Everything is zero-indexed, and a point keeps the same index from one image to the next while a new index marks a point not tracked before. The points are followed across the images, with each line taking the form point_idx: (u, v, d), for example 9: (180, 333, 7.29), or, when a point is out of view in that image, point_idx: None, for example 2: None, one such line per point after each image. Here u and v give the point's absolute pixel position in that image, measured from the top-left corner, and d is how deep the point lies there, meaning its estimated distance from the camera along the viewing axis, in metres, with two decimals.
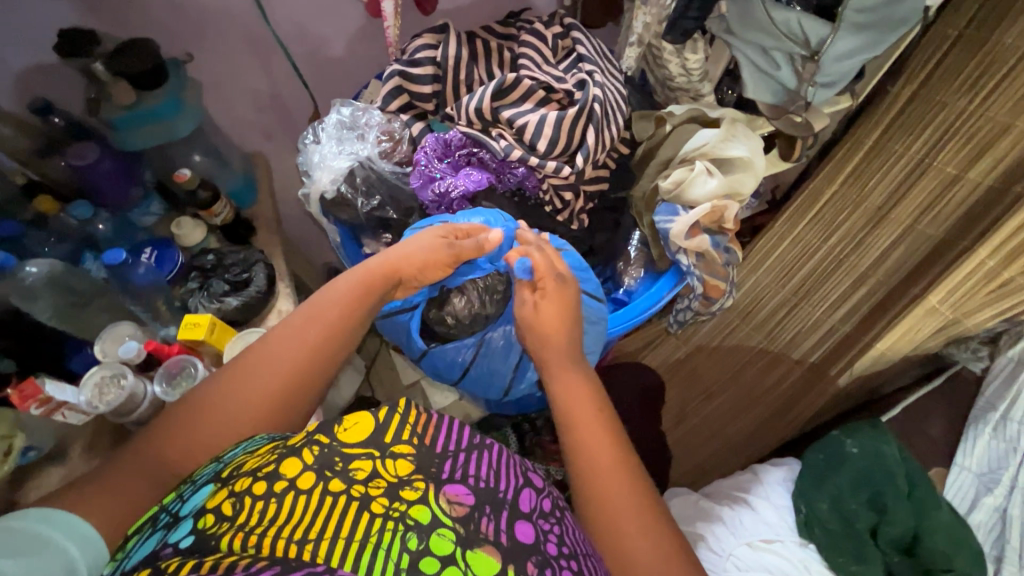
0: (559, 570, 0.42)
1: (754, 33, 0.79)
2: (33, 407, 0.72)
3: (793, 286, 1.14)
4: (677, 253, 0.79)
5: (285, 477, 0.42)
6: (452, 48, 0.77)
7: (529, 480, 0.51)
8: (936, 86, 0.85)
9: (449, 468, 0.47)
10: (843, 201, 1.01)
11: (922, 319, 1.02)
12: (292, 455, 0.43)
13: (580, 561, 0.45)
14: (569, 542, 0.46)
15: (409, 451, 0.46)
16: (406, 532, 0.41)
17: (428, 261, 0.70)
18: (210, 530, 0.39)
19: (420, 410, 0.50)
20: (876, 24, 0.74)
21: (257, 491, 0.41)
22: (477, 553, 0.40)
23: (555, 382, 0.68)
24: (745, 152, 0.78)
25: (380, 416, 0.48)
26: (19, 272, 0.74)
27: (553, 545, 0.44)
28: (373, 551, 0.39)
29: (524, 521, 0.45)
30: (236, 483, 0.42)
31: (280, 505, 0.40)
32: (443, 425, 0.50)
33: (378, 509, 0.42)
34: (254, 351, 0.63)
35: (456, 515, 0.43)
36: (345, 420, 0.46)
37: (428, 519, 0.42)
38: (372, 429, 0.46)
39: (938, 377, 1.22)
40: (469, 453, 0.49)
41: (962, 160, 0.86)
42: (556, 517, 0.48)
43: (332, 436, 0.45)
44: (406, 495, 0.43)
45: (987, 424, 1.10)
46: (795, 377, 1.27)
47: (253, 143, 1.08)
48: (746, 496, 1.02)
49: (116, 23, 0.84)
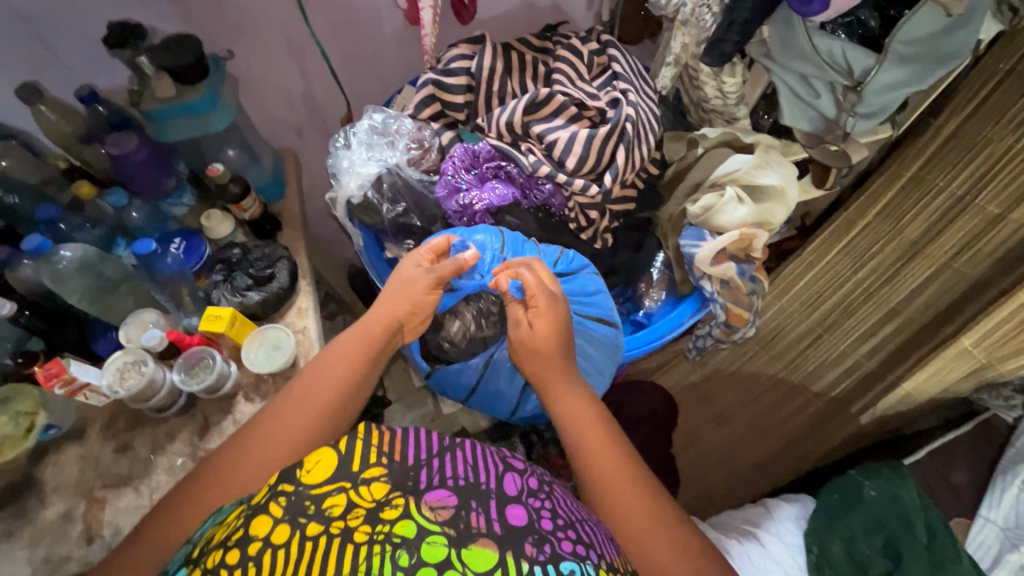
0: (557, 543, 0.40)
1: (795, 60, 0.77)
2: (58, 386, 0.75)
3: (817, 317, 1.11)
4: (700, 279, 0.78)
5: (257, 538, 0.38)
6: (488, 60, 0.77)
7: (510, 463, 0.47)
8: (980, 124, 0.84)
9: (426, 478, 0.43)
10: (874, 234, 0.99)
11: (950, 363, 0.96)
12: (260, 513, 0.40)
13: (578, 529, 0.43)
14: (564, 513, 0.44)
15: (382, 472, 0.42)
16: (395, 551, 0.37)
17: (411, 292, 0.69)
18: None
19: (381, 428, 0.46)
20: (923, 57, 0.73)
21: (230, 561, 0.37)
22: (472, 548, 0.38)
23: (555, 402, 0.66)
24: (778, 181, 0.76)
25: (341, 447, 0.44)
26: (54, 256, 0.76)
27: (548, 521, 0.41)
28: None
29: (514, 504, 0.42)
30: (209, 558, 0.39)
31: (259, 568, 0.37)
32: (409, 437, 0.46)
33: (362, 537, 0.38)
34: (258, 422, 0.62)
35: (442, 519, 0.39)
36: (307, 462, 0.43)
37: (415, 532, 0.38)
38: (336, 464, 0.42)
39: (966, 424, 1.17)
40: (443, 455, 0.45)
41: (1005, 200, 0.83)
42: (544, 492, 0.45)
43: (296, 482, 0.42)
44: (387, 515, 0.39)
45: (1015, 475, 1.06)
46: (813, 410, 1.23)
47: (284, 139, 1.10)
48: (755, 530, 0.99)
49: (163, 17, 0.86)
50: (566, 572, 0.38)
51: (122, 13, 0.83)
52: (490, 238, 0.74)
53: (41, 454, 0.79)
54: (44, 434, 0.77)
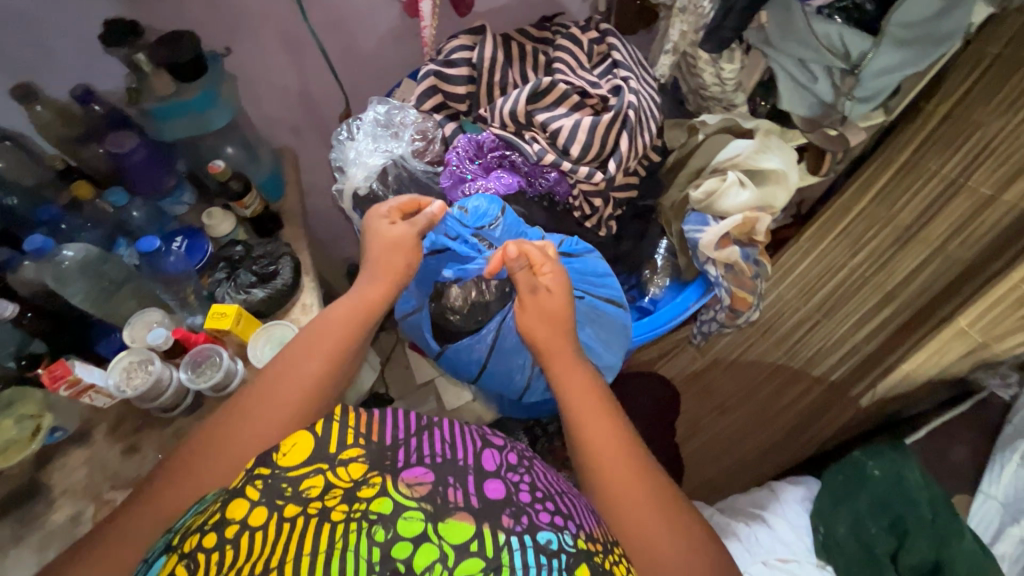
0: (535, 514, 0.42)
1: (795, 45, 0.78)
2: (63, 387, 0.73)
3: (817, 302, 1.12)
4: (705, 264, 0.78)
5: (234, 521, 0.39)
6: (489, 50, 0.77)
7: (488, 441, 0.50)
8: (972, 106, 0.85)
9: (403, 456, 0.45)
10: (870, 219, 1.00)
11: (949, 342, 1.01)
12: (237, 497, 0.41)
13: (556, 500, 0.45)
14: (542, 487, 0.46)
15: (359, 453, 0.44)
16: (371, 527, 0.39)
17: (396, 251, 0.68)
18: None
19: (358, 411, 0.48)
20: (919, 39, 0.74)
21: (207, 544, 0.39)
22: (449, 522, 0.39)
23: (562, 381, 0.64)
24: (779, 164, 0.77)
25: (318, 430, 0.45)
26: (55, 256, 0.75)
27: (525, 493, 0.44)
28: (342, 555, 0.37)
29: (492, 479, 0.44)
30: (186, 543, 0.40)
31: (236, 550, 0.38)
32: (388, 418, 0.48)
33: (339, 516, 0.39)
34: (242, 400, 0.61)
35: (419, 495, 0.41)
36: (283, 445, 0.44)
37: (391, 508, 0.40)
38: (312, 447, 0.44)
39: (964, 402, 1.18)
40: (420, 434, 0.48)
41: (996, 181, 0.85)
42: (523, 467, 0.48)
43: (273, 465, 0.43)
44: (364, 493, 0.41)
45: (1015, 451, 1.07)
46: (814, 395, 1.24)
47: (282, 137, 1.09)
48: (762, 513, 1.01)
49: (158, 15, 0.86)
50: (541, 540, 0.39)
51: (117, 11, 0.83)
52: (491, 205, 0.74)
53: (47, 458, 0.78)
54: (49, 437, 0.77)
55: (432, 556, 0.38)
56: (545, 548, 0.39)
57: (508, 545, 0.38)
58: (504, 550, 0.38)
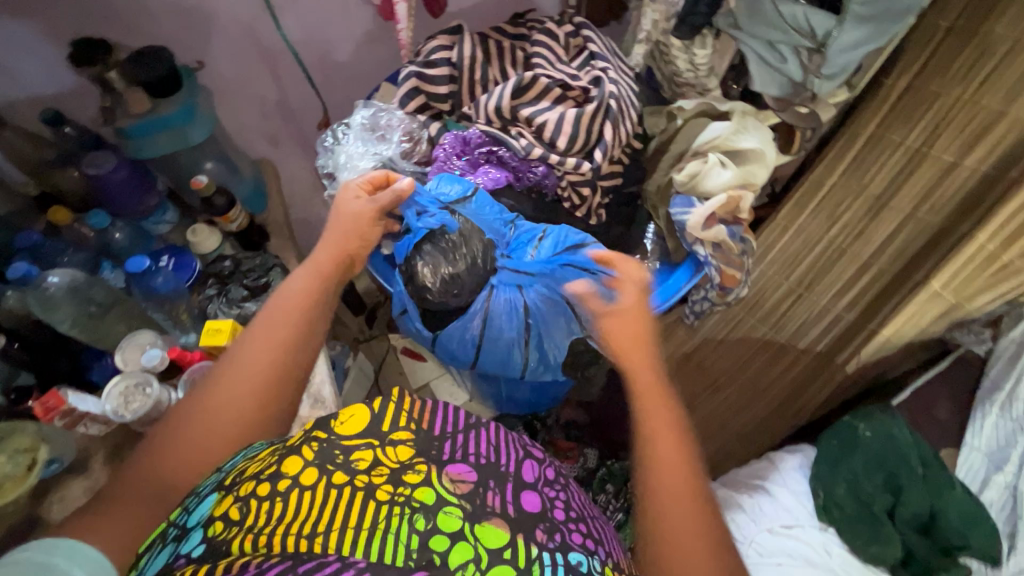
0: (568, 534, 0.43)
1: (762, 26, 0.82)
2: (57, 419, 0.74)
3: (797, 277, 1.17)
4: (693, 245, 0.80)
5: (288, 475, 0.41)
6: (468, 49, 0.79)
7: (529, 452, 0.51)
8: (930, 77, 0.89)
9: (449, 449, 0.46)
10: (844, 190, 1.04)
11: (925, 305, 1.01)
12: (292, 454, 0.43)
13: (588, 523, 0.46)
14: (576, 508, 0.48)
15: (409, 436, 0.46)
16: (413, 513, 0.40)
17: (355, 223, 0.71)
18: (221, 536, 0.39)
19: (413, 397, 0.50)
20: (880, 16, 0.76)
21: (261, 492, 0.40)
22: (485, 526, 0.40)
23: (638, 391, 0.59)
24: (756, 144, 0.80)
25: (374, 407, 0.48)
26: (42, 283, 0.74)
27: (560, 511, 0.45)
28: (383, 537, 0.38)
29: (529, 492, 0.45)
30: (241, 488, 0.42)
31: (286, 503, 0.39)
32: (439, 409, 0.50)
33: (384, 496, 0.41)
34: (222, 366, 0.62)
35: (460, 492, 0.42)
36: (342, 415, 0.46)
37: (433, 499, 0.41)
38: (368, 421, 0.46)
39: (943, 360, 1.23)
40: (467, 432, 0.49)
41: (958, 148, 0.89)
42: (559, 484, 0.50)
43: (329, 431, 0.45)
44: (410, 478, 0.42)
45: (993, 403, 1.12)
46: (802, 366, 1.28)
47: (260, 149, 1.08)
48: (764, 484, 1.04)
49: (126, 32, 0.84)
50: (573, 560, 0.40)
51: (84, 31, 0.81)
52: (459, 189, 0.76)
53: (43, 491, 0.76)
54: (46, 469, 0.73)
55: (467, 555, 0.38)
56: (576, 568, 0.40)
57: (540, 560, 0.39)
58: (536, 563, 0.38)
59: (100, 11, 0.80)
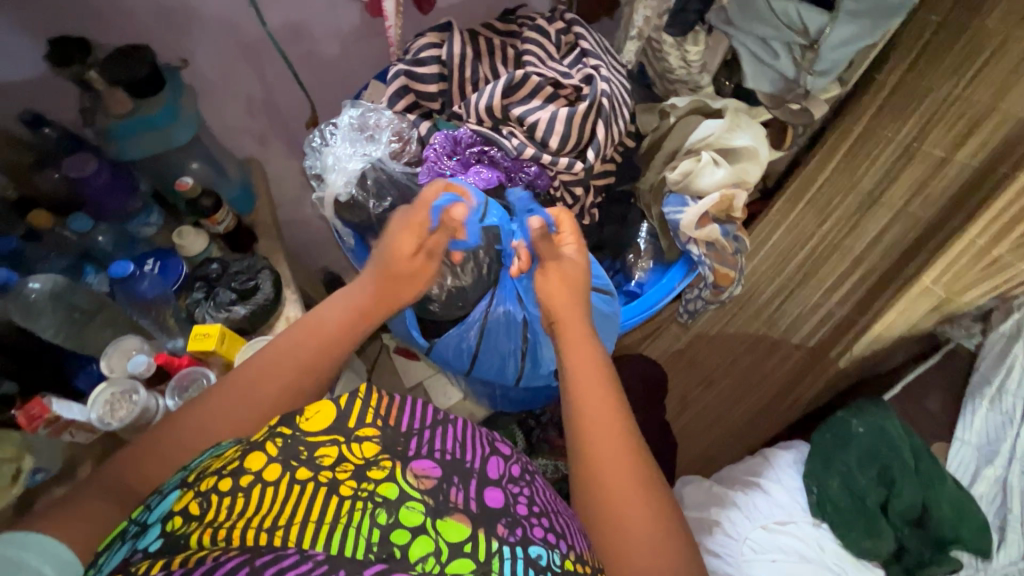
0: (530, 527, 0.45)
1: (754, 24, 0.80)
2: (42, 427, 0.72)
3: (790, 272, 1.17)
4: (687, 243, 0.80)
5: (251, 472, 0.43)
6: (457, 46, 0.76)
7: (497, 450, 0.55)
8: (924, 72, 0.88)
9: (415, 446, 0.49)
10: (835, 186, 1.04)
11: (915, 300, 1.03)
12: (256, 449, 0.45)
13: (550, 518, 0.48)
14: (540, 502, 0.50)
15: (374, 433, 0.48)
16: (375, 509, 0.42)
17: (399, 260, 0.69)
18: (180, 530, 0.40)
19: (381, 393, 0.52)
20: (871, 11, 0.74)
21: (223, 487, 0.42)
22: (447, 520, 0.42)
23: (570, 353, 0.65)
24: (749, 142, 0.79)
25: (341, 403, 0.49)
26: (21, 289, 0.72)
27: (523, 506, 0.47)
28: (343, 530, 0.41)
29: (492, 488, 0.48)
30: (203, 483, 0.43)
31: (248, 498, 0.42)
32: (407, 407, 0.53)
33: (347, 492, 0.43)
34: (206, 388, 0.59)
35: (424, 487, 0.45)
36: (307, 411, 0.48)
37: (396, 494, 0.43)
38: (334, 417, 0.48)
39: (934, 355, 1.23)
40: (434, 429, 0.52)
41: (949, 141, 0.89)
42: (524, 480, 0.52)
43: (294, 427, 0.47)
44: (374, 474, 0.44)
45: (982, 397, 1.12)
46: (795, 361, 1.29)
47: (247, 149, 1.06)
48: (757, 480, 1.04)
49: (105, 29, 0.81)
50: (533, 554, 0.42)
51: (62, 30, 0.79)
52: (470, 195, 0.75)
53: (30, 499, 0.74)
54: (31, 479, 0.72)
55: (428, 550, 0.40)
56: (536, 561, 0.42)
57: (500, 554, 0.41)
58: (496, 557, 0.40)
59: (79, 11, 0.78)
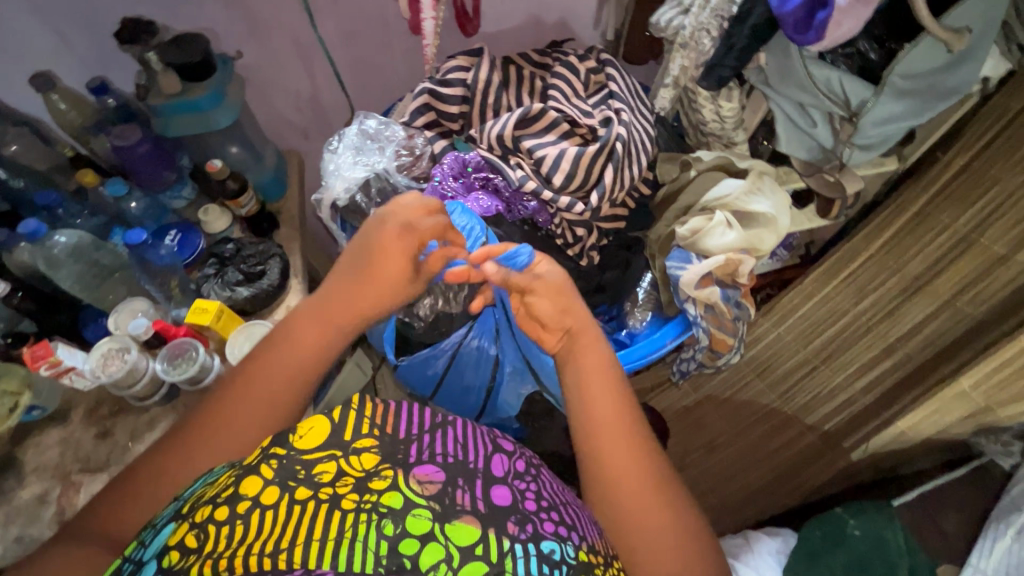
0: (540, 523, 0.45)
1: (792, 88, 0.77)
2: (43, 368, 0.77)
3: (814, 348, 1.08)
4: (684, 302, 0.77)
5: (247, 497, 0.42)
6: (484, 72, 0.78)
7: (499, 446, 0.53)
8: (990, 161, 0.81)
9: (415, 451, 0.48)
10: (879, 266, 0.96)
11: (949, 403, 0.91)
12: (251, 473, 0.44)
13: (560, 511, 0.48)
14: (547, 497, 0.49)
15: (372, 443, 0.48)
16: (380, 520, 0.41)
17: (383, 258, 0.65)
18: (177, 564, 0.40)
19: (373, 402, 0.52)
20: (923, 91, 0.72)
21: (219, 517, 0.41)
22: (456, 524, 0.42)
23: (579, 364, 0.64)
24: (768, 208, 0.75)
25: (335, 418, 0.49)
26: (48, 240, 0.78)
27: (531, 502, 0.46)
28: (349, 545, 0.40)
29: (499, 486, 0.47)
30: (196, 514, 0.43)
31: (247, 525, 0.41)
32: (402, 412, 0.52)
33: (350, 505, 0.42)
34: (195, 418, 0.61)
35: (428, 493, 0.44)
36: (300, 429, 0.48)
37: (400, 503, 0.43)
38: (328, 433, 0.48)
39: (960, 468, 1.13)
40: (433, 432, 0.51)
41: (1010, 240, 0.80)
42: (529, 475, 0.51)
43: (289, 447, 0.47)
44: (376, 485, 0.44)
45: (1010, 525, 1.00)
46: (806, 444, 1.19)
47: (290, 141, 1.13)
48: (732, 562, 0.96)
49: (174, 15, 0.88)
50: (545, 549, 0.42)
51: (134, 10, 0.85)
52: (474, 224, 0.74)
53: (24, 433, 0.80)
54: (26, 415, 0.78)
55: (438, 556, 0.40)
56: (548, 556, 0.42)
57: (511, 553, 0.41)
58: (508, 557, 0.40)
59: None
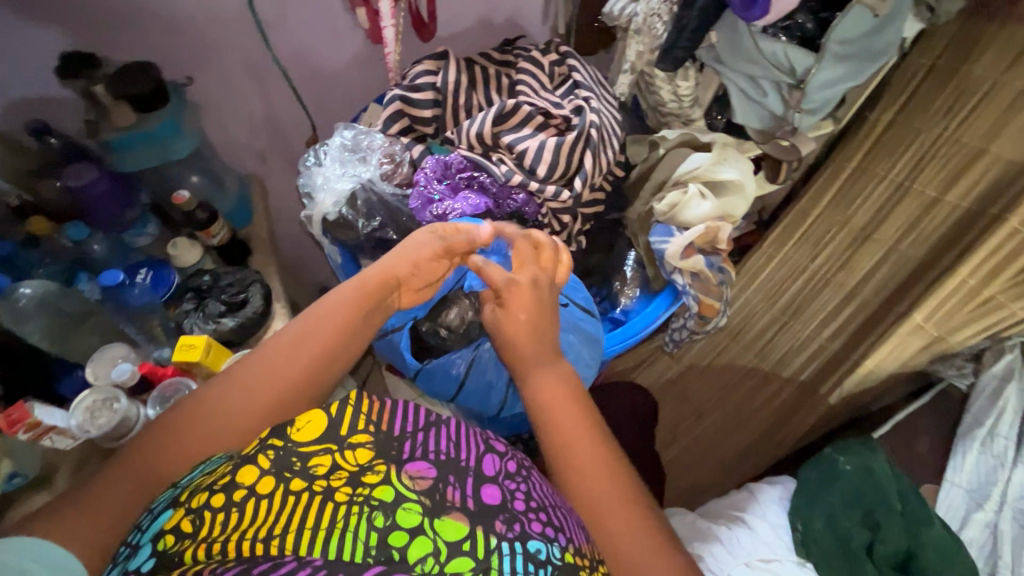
0: (528, 523, 0.47)
1: (742, 61, 0.83)
2: (21, 431, 0.70)
3: (782, 304, 1.15)
4: (672, 273, 0.81)
5: (244, 486, 0.45)
6: (452, 75, 0.79)
7: (492, 445, 0.55)
8: (911, 115, 0.90)
9: (408, 449, 0.50)
10: (828, 222, 1.03)
11: (907, 338, 0.99)
12: (248, 463, 0.47)
13: (549, 512, 0.49)
14: (536, 497, 0.51)
15: (366, 440, 0.50)
16: (372, 512, 0.45)
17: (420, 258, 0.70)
18: (171, 548, 0.43)
19: (372, 399, 0.53)
20: (858, 54, 0.78)
21: (216, 503, 0.44)
22: (445, 519, 0.45)
23: (540, 381, 0.65)
24: (736, 175, 0.80)
25: (331, 411, 0.51)
26: (12, 294, 0.74)
27: (520, 502, 0.49)
28: (341, 534, 0.43)
29: (490, 485, 0.50)
30: (194, 500, 0.45)
31: (241, 513, 0.44)
32: (399, 410, 0.54)
33: (343, 497, 0.45)
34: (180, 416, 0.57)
35: (419, 489, 0.47)
36: (298, 421, 0.49)
37: (392, 497, 0.46)
38: (325, 426, 0.50)
39: (926, 394, 1.23)
40: (427, 430, 0.53)
41: (940, 181, 0.88)
42: (520, 476, 0.53)
43: (285, 438, 0.49)
44: (369, 479, 0.47)
45: (974, 439, 1.12)
46: (785, 395, 1.25)
47: (248, 165, 1.09)
48: (742, 514, 1.02)
49: (115, 46, 0.85)
50: (531, 549, 0.44)
51: (71, 44, 0.81)
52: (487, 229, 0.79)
53: None
54: (8, 484, 0.69)
55: (426, 550, 0.43)
56: (534, 556, 0.44)
57: (499, 550, 0.43)
58: (495, 554, 0.43)
59: (90, 28, 0.81)
